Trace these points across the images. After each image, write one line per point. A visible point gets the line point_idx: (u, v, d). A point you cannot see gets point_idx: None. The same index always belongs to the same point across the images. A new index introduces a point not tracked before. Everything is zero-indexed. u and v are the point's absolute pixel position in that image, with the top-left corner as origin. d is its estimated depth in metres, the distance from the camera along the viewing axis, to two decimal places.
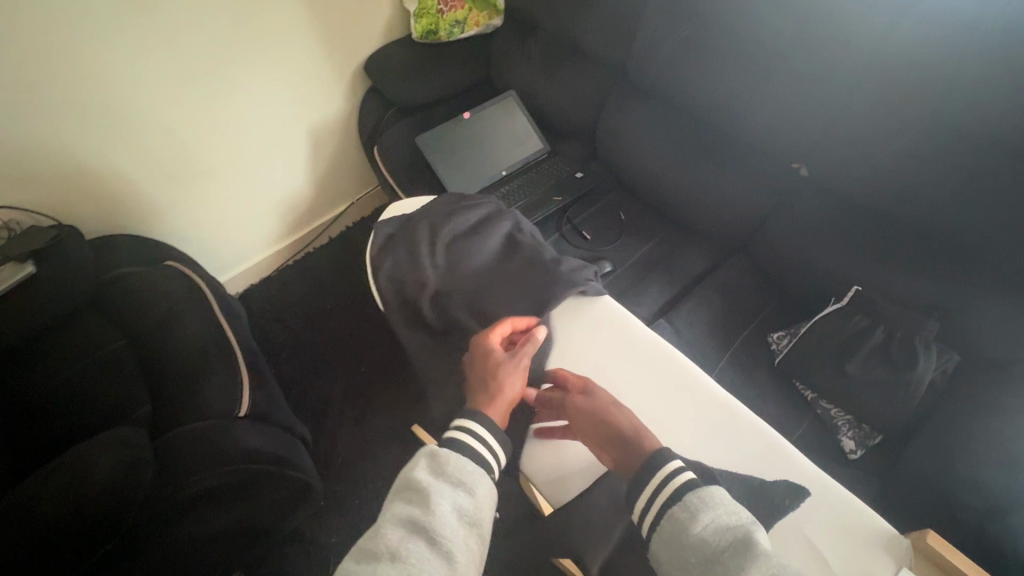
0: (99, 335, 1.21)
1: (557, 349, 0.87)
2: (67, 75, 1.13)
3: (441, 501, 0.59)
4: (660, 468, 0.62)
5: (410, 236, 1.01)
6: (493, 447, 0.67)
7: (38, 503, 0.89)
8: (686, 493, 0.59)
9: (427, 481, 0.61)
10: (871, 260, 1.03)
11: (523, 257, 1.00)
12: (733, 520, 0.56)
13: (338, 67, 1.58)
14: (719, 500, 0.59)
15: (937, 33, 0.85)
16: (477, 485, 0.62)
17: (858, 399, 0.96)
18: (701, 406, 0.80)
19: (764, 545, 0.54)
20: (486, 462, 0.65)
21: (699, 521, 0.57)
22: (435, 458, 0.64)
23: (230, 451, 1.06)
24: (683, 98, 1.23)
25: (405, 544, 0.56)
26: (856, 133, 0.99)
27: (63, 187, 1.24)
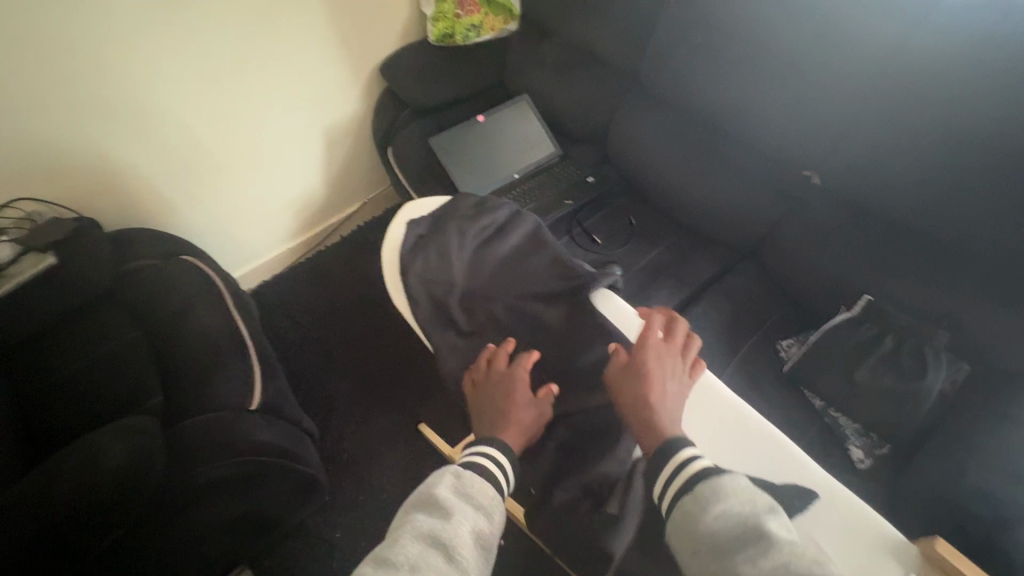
0: (115, 326, 1.24)
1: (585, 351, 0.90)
2: (95, 72, 1.16)
3: (462, 520, 0.61)
4: (671, 458, 0.64)
5: (436, 239, 1.00)
6: (508, 473, 0.71)
7: (57, 486, 0.93)
8: (697, 482, 0.61)
9: (449, 498, 0.63)
10: (882, 269, 1.02)
11: (547, 253, 1.01)
12: (745, 510, 0.57)
13: (355, 68, 1.60)
14: (732, 488, 0.59)
15: (950, 46, 0.86)
16: (494, 512, 0.64)
17: (868, 409, 0.95)
18: (713, 408, 0.80)
19: (775, 533, 0.54)
20: (501, 489, 0.69)
21: (709, 511, 0.58)
22: (459, 478, 0.67)
23: (241, 442, 1.07)
24: (696, 104, 1.24)
25: (425, 557, 0.57)
26: (868, 142, 1.00)
27: (85, 183, 1.28)
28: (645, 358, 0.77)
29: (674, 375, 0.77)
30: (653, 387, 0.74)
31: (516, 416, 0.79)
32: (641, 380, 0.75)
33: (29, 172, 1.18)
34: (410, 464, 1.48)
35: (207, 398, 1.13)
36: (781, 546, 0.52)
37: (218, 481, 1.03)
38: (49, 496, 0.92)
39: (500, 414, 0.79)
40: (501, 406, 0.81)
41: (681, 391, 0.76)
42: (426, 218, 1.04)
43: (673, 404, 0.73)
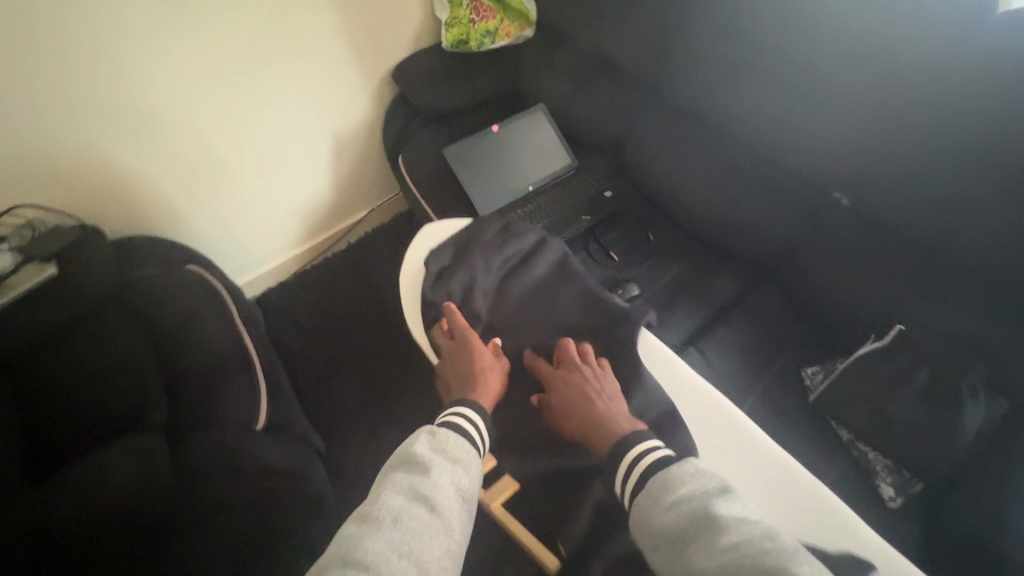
0: (116, 335, 1.17)
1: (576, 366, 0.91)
2: (101, 74, 1.12)
3: (439, 474, 0.69)
4: (623, 460, 0.74)
5: (459, 266, 1.01)
6: (484, 433, 0.80)
7: (59, 510, 0.93)
8: (649, 480, 0.70)
9: (427, 455, 0.71)
10: (916, 298, 0.98)
11: (574, 285, 1.03)
12: (694, 502, 0.65)
13: (367, 73, 1.56)
14: (680, 481, 0.68)
15: (996, 69, 0.82)
16: (470, 464, 0.73)
17: (901, 445, 0.92)
18: (761, 464, 0.83)
19: (721, 516, 0.63)
20: (477, 444, 0.77)
21: (661, 503, 0.68)
22: (434, 436, 0.74)
23: (247, 462, 1.05)
24: (720, 118, 1.20)
25: (407, 509, 0.65)
26: (902, 165, 0.96)
27: (89, 189, 1.25)
28: (555, 388, 0.90)
29: (583, 378, 0.89)
30: (572, 405, 0.86)
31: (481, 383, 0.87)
32: (565, 401, 0.87)
33: (30, 178, 1.15)
34: None
35: (215, 416, 1.10)
36: (727, 530, 0.61)
37: (221, 504, 1.00)
38: (51, 521, 0.92)
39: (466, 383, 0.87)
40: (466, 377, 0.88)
41: (600, 384, 0.88)
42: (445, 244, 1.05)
43: (590, 400, 0.86)
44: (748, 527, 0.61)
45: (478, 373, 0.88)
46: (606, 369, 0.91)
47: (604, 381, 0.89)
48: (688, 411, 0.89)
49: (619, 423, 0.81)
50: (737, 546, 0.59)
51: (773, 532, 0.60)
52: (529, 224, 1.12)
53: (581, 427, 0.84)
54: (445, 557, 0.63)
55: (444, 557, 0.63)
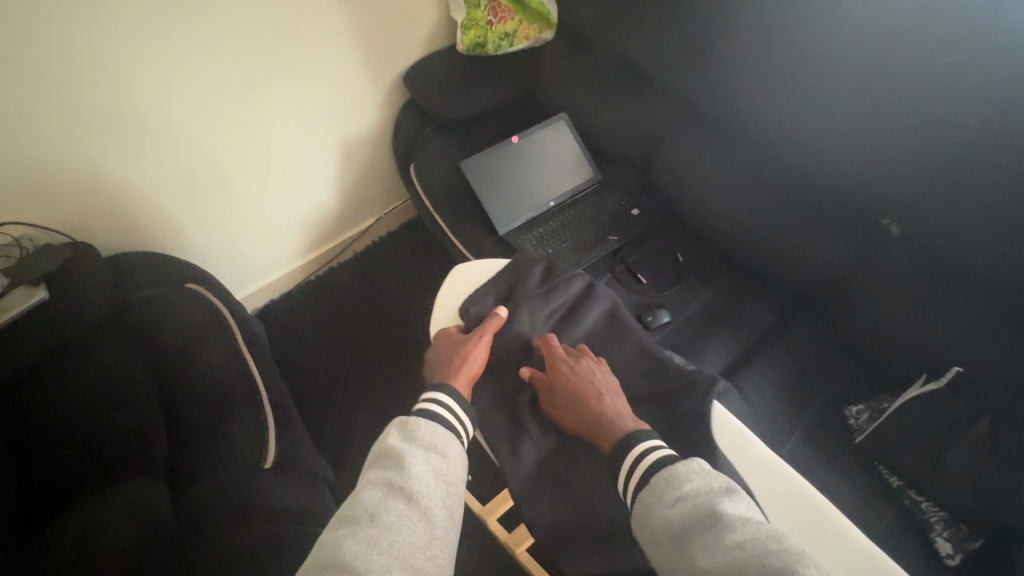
0: (113, 363, 1.10)
1: (579, 360, 0.87)
2: (90, 82, 1.03)
3: (415, 463, 0.68)
4: (628, 458, 0.71)
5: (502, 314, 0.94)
6: (462, 418, 0.78)
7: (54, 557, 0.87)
8: (652, 477, 0.68)
9: (400, 446, 0.69)
10: (976, 339, 0.91)
11: (632, 340, 0.95)
12: (698, 500, 0.63)
13: (377, 77, 1.47)
14: (685, 478, 0.65)
15: None
16: (446, 448, 0.72)
17: (957, 495, 0.86)
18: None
19: (726, 514, 0.60)
20: (454, 428, 0.75)
21: (664, 499, 0.65)
22: (405, 426, 0.72)
23: (256, 506, 0.98)
24: (759, 136, 1.13)
25: (385, 503, 0.63)
26: (964, 195, 0.88)
27: (82, 203, 1.16)
28: (561, 374, 0.85)
29: (590, 371, 0.86)
30: (579, 395, 0.83)
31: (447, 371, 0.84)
32: (566, 397, 0.84)
33: (17, 193, 1.06)
34: None
35: (222, 454, 1.05)
36: (730, 528, 0.58)
37: (223, 541, 0.93)
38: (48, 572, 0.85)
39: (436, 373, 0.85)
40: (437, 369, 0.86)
41: (606, 379, 0.85)
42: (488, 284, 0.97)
43: (596, 392, 0.83)
44: (754, 528, 0.58)
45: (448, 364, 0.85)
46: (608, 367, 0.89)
47: (608, 377, 0.87)
48: (756, 479, 0.78)
49: (626, 422, 0.78)
50: (743, 545, 0.56)
51: (779, 535, 0.57)
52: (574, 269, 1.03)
53: (586, 421, 0.81)
54: (430, 544, 0.62)
55: (429, 546, 0.62)
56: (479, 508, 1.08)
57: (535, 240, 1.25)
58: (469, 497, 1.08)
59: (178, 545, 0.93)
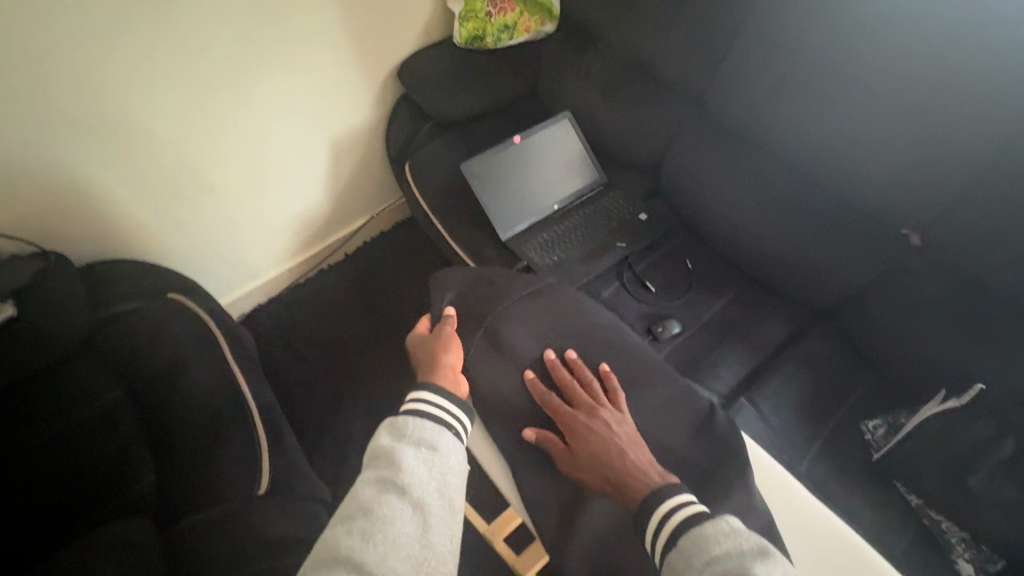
0: (93, 385, 1.05)
1: (594, 414, 0.79)
2: (58, 78, 0.95)
3: (404, 459, 0.64)
4: (654, 514, 0.68)
5: (512, 331, 0.89)
6: (455, 410, 0.72)
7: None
8: (678, 537, 0.64)
9: (388, 445, 0.66)
10: (1000, 356, 0.89)
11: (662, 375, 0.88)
12: (730, 563, 0.59)
13: (370, 71, 1.39)
14: (713, 540, 0.62)
15: None
16: (438, 441, 0.67)
17: (981, 517, 0.84)
18: None
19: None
20: (447, 422, 0.70)
21: (692, 565, 0.61)
22: (394, 425, 0.68)
23: (250, 539, 0.93)
24: (774, 143, 1.09)
25: (377, 499, 0.61)
26: (995, 208, 0.84)
27: (54, 208, 1.07)
28: (574, 434, 0.78)
29: (607, 426, 0.78)
30: (596, 457, 0.75)
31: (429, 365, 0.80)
32: (584, 457, 0.76)
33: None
34: None
35: (211, 480, 0.99)
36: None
37: (213, 563, 0.89)
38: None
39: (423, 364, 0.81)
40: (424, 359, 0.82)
41: (625, 430, 0.78)
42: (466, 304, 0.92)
43: (615, 448, 0.76)
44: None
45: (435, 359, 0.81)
46: (626, 410, 0.82)
47: (626, 425, 0.79)
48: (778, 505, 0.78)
49: (653, 478, 0.72)
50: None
51: None
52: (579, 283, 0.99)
53: (608, 481, 0.74)
54: (426, 534, 0.60)
55: (424, 537, 0.60)
56: (484, 526, 1.03)
57: (539, 247, 1.20)
58: (474, 516, 1.02)
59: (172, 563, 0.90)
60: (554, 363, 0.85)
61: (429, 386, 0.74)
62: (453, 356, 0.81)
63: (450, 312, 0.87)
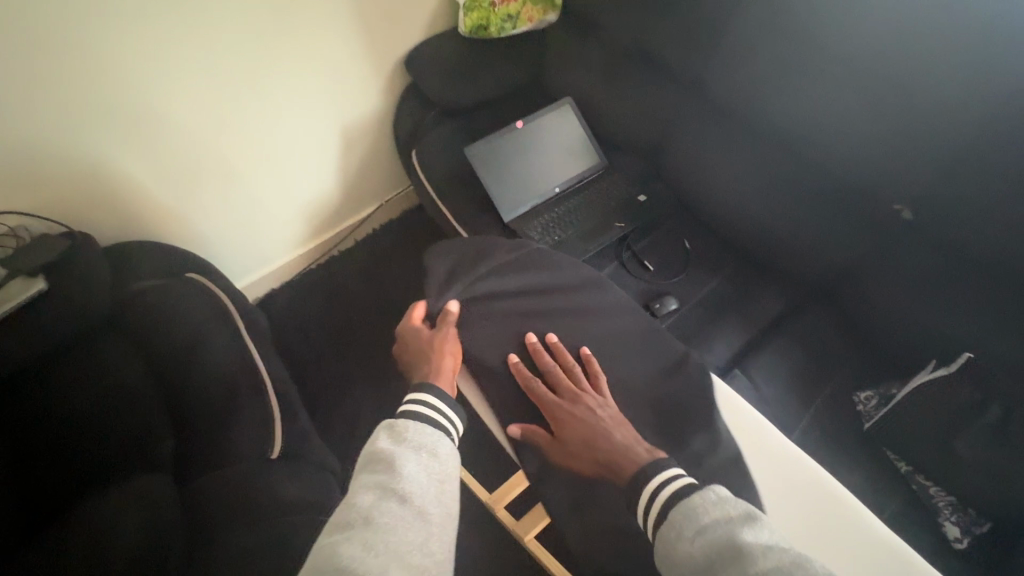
0: (115, 357, 1.10)
1: (579, 401, 0.83)
2: (85, 67, 1.01)
3: (406, 464, 0.66)
4: (644, 489, 0.70)
5: (507, 299, 0.94)
6: (450, 415, 0.77)
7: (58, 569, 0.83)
8: (669, 510, 0.67)
9: (389, 449, 0.68)
10: (986, 325, 0.91)
11: (652, 339, 0.94)
12: (721, 530, 0.62)
13: (377, 61, 1.43)
14: (701, 509, 0.65)
15: None
16: (437, 447, 0.71)
17: (966, 481, 0.87)
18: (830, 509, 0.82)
19: (746, 543, 0.59)
20: (444, 427, 0.74)
21: (684, 534, 0.64)
22: (393, 429, 0.71)
23: (263, 497, 0.99)
24: (769, 123, 1.11)
25: (377, 505, 0.62)
26: (981, 182, 0.87)
27: (79, 190, 1.14)
28: (561, 422, 0.82)
29: (591, 410, 0.82)
30: (584, 441, 0.80)
31: (431, 363, 0.83)
32: (572, 441, 0.80)
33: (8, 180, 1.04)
34: None
35: (226, 445, 1.05)
36: (754, 560, 0.57)
37: (232, 517, 0.96)
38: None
39: (422, 360, 0.84)
40: (424, 355, 0.85)
41: (610, 412, 0.82)
42: (458, 277, 0.95)
43: (600, 429, 0.80)
44: (779, 555, 0.57)
45: (438, 359, 0.84)
46: (606, 392, 0.85)
47: (610, 408, 0.83)
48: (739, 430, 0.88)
49: (641, 452, 0.77)
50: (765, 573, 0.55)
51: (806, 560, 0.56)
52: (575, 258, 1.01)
53: (598, 462, 0.78)
54: (426, 541, 0.61)
55: (426, 545, 0.61)
56: (487, 497, 1.09)
57: (540, 228, 1.24)
58: (476, 486, 1.11)
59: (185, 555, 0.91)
60: (536, 347, 0.89)
61: (429, 388, 0.78)
62: (452, 360, 0.84)
63: (452, 311, 0.89)
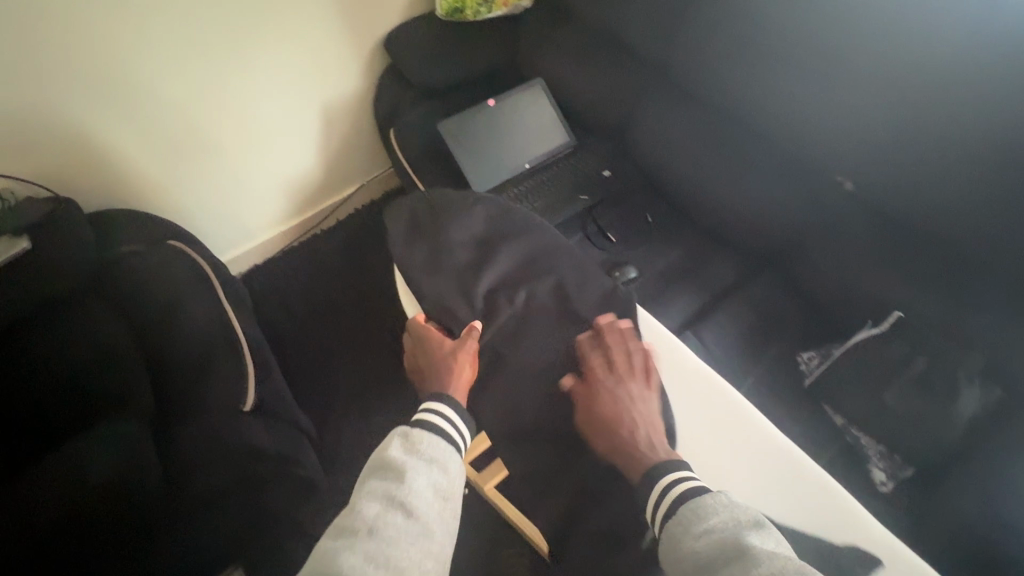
0: (95, 317, 1.14)
1: (623, 385, 0.82)
2: (72, 39, 1.06)
3: (416, 479, 0.66)
4: (656, 484, 0.70)
5: (457, 248, 0.97)
6: (462, 428, 0.76)
7: (41, 508, 0.93)
8: (678, 507, 0.67)
9: (401, 458, 0.68)
10: (913, 287, 0.99)
11: (597, 285, 0.96)
12: (727, 531, 0.62)
13: (357, 42, 1.48)
14: (713, 509, 0.64)
15: (1002, 59, 0.82)
16: (449, 463, 0.70)
17: (894, 431, 0.93)
18: (763, 452, 0.82)
19: (754, 550, 0.58)
20: (456, 441, 0.74)
21: (692, 531, 0.63)
22: (407, 439, 0.71)
23: (236, 448, 1.07)
24: (725, 102, 1.16)
25: (384, 517, 0.62)
26: (910, 156, 0.94)
27: (67, 159, 1.19)
28: (598, 399, 0.81)
29: (630, 397, 0.81)
30: (612, 427, 0.79)
31: (444, 374, 0.83)
32: (600, 419, 0.80)
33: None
34: None
35: (201, 398, 1.10)
36: (760, 565, 0.56)
37: (204, 463, 1.04)
38: (36, 518, 0.92)
39: (436, 372, 0.84)
40: (438, 367, 0.85)
41: (648, 409, 0.80)
42: (414, 227, 1.00)
43: (637, 427, 0.78)
44: (783, 561, 0.56)
45: (451, 372, 0.83)
46: (654, 388, 0.83)
47: (651, 404, 0.81)
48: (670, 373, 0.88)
49: (657, 452, 0.75)
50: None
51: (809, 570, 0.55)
52: (534, 215, 1.05)
53: (615, 447, 0.78)
54: (425, 560, 0.61)
55: (424, 564, 0.61)
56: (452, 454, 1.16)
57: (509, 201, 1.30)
58: None
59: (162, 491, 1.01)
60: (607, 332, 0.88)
61: (443, 399, 0.77)
62: (467, 373, 0.84)
63: (477, 325, 0.88)
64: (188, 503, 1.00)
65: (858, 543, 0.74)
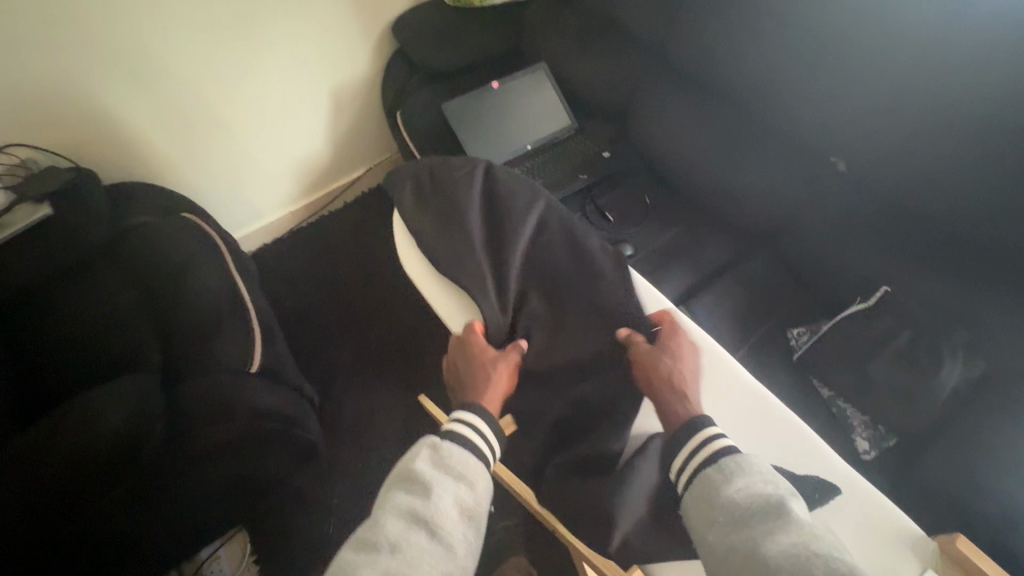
0: (111, 284, 1.20)
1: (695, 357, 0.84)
2: (92, 17, 1.11)
3: (442, 495, 0.64)
4: (700, 432, 0.70)
5: (456, 211, 1.00)
6: (492, 443, 0.73)
7: (53, 452, 0.94)
8: (721, 457, 0.66)
9: (428, 472, 0.66)
10: (901, 265, 1.01)
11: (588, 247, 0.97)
12: (769, 488, 0.62)
13: (366, 26, 1.52)
14: (756, 468, 0.65)
15: (988, 41, 0.83)
16: (476, 480, 0.67)
17: (877, 403, 0.96)
18: (734, 393, 0.84)
19: (796, 513, 0.58)
20: (485, 457, 0.71)
21: (733, 482, 0.63)
22: (435, 451, 0.69)
23: (239, 407, 1.08)
24: (722, 85, 1.19)
25: (406, 535, 0.60)
26: (900, 137, 0.95)
27: (87, 134, 1.25)
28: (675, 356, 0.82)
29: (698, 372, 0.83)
30: (680, 384, 0.78)
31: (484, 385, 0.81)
32: (673, 371, 0.80)
33: (10, 115, 1.12)
34: (410, 435, 1.48)
35: (205, 359, 1.13)
36: (799, 525, 0.56)
37: (208, 420, 1.05)
38: (48, 471, 0.93)
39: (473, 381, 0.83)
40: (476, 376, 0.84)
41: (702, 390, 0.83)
42: (416, 194, 1.04)
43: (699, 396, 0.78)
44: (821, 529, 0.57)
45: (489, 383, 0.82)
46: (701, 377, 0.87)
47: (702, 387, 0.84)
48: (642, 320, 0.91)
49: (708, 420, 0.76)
50: (805, 541, 0.55)
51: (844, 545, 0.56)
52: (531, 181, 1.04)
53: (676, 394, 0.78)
54: None
55: None
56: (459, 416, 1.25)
57: None
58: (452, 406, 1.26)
59: (163, 449, 1.03)
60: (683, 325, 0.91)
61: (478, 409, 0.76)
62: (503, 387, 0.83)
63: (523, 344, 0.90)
64: (192, 458, 1.03)
65: (820, 475, 0.77)
